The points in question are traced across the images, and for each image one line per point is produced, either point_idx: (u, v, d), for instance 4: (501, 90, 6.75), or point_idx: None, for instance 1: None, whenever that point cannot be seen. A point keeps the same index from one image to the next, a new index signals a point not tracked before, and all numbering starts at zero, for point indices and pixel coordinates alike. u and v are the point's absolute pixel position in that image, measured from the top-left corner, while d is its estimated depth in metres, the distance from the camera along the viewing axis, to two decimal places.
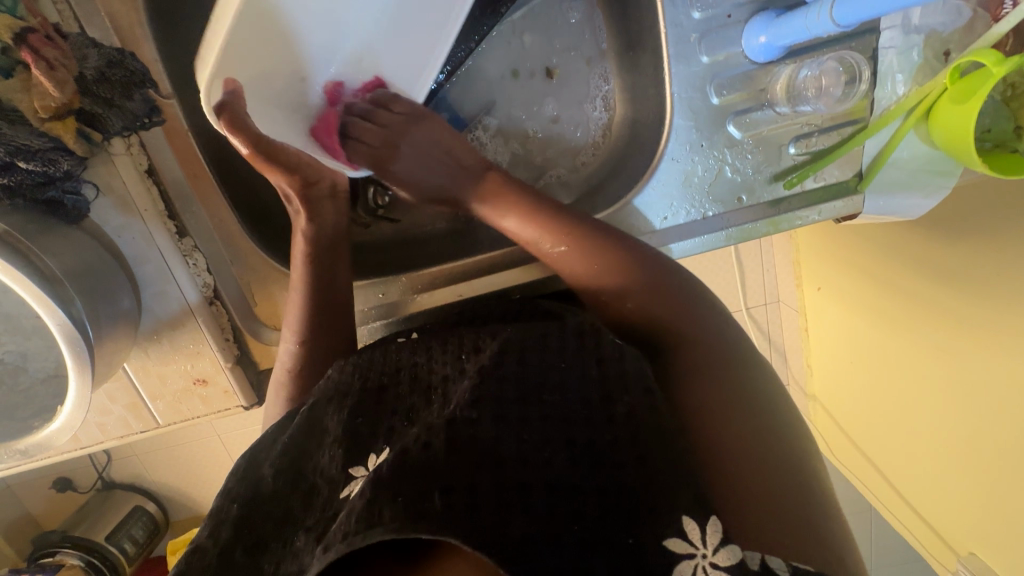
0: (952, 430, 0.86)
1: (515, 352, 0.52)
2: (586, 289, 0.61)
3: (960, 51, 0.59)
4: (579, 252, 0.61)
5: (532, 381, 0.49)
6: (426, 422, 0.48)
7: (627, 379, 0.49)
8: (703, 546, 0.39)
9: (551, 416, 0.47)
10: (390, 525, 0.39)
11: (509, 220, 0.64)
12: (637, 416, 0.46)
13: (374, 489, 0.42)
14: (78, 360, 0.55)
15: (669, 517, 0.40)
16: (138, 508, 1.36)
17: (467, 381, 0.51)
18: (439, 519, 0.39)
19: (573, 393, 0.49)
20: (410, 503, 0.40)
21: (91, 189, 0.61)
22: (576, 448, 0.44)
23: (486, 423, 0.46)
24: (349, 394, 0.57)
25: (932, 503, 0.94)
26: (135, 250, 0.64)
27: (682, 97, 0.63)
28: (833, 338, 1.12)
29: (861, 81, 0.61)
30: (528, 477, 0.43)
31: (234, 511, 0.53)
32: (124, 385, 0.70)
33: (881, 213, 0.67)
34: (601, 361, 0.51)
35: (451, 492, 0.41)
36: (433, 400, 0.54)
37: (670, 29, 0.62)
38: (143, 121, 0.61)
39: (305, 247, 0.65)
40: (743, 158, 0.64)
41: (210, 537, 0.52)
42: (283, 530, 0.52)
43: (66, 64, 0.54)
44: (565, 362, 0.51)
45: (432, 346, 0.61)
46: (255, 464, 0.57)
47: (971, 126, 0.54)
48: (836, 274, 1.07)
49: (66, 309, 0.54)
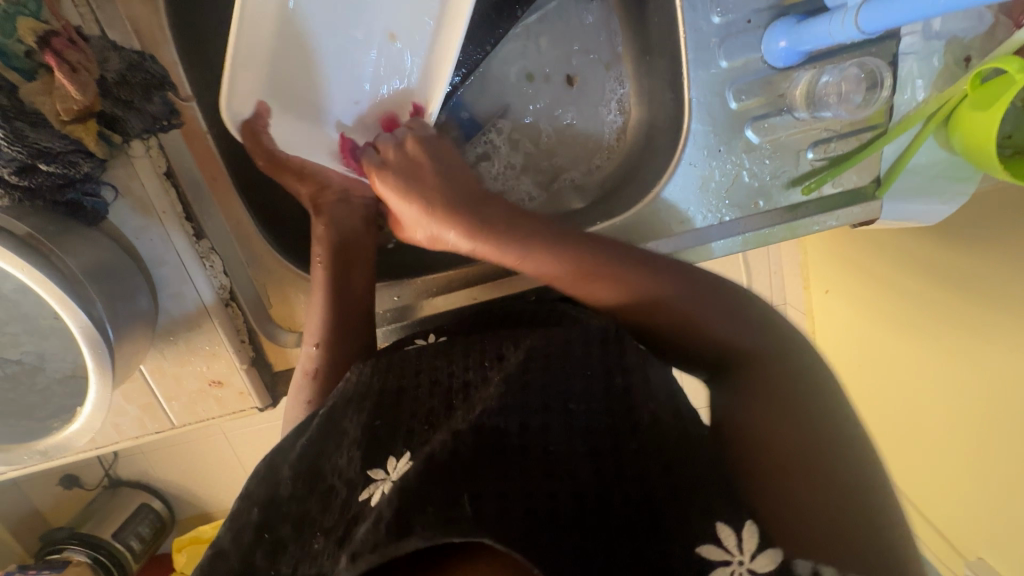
0: (960, 436, 0.86)
1: (540, 361, 0.52)
2: (625, 315, 0.58)
3: (981, 57, 0.59)
4: (639, 294, 0.57)
5: (555, 389, 0.49)
6: (452, 427, 0.48)
7: (649, 385, 0.52)
8: (739, 553, 0.40)
9: (577, 425, 0.47)
10: (425, 534, 0.39)
11: (541, 260, 0.58)
12: (660, 423, 0.48)
13: (404, 496, 0.41)
14: (99, 362, 0.55)
15: (701, 528, 0.41)
16: (145, 506, 1.36)
17: (491, 387, 0.52)
18: (469, 527, 0.39)
19: (598, 404, 0.49)
20: (438, 508, 0.40)
21: (109, 191, 0.62)
22: (601, 456, 0.45)
23: (513, 430, 0.46)
24: (367, 397, 0.57)
25: (942, 509, 0.94)
26: (153, 252, 0.65)
27: (700, 102, 0.63)
28: (841, 342, 1.11)
29: (882, 87, 0.60)
30: (554, 486, 0.43)
31: (254, 516, 0.53)
32: (140, 385, 0.70)
33: (899, 219, 0.67)
34: (625, 372, 0.52)
35: (481, 497, 0.41)
36: (454, 404, 0.55)
37: (690, 33, 0.61)
38: (163, 124, 0.61)
39: (320, 248, 0.67)
40: (761, 163, 0.64)
41: (233, 542, 0.53)
42: (302, 532, 0.51)
43: (88, 67, 0.54)
44: (590, 370, 0.52)
45: (453, 352, 0.61)
46: (273, 466, 0.57)
47: (994, 133, 0.54)
48: (842, 276, 1.07)
49: (87, 310, 0.54)
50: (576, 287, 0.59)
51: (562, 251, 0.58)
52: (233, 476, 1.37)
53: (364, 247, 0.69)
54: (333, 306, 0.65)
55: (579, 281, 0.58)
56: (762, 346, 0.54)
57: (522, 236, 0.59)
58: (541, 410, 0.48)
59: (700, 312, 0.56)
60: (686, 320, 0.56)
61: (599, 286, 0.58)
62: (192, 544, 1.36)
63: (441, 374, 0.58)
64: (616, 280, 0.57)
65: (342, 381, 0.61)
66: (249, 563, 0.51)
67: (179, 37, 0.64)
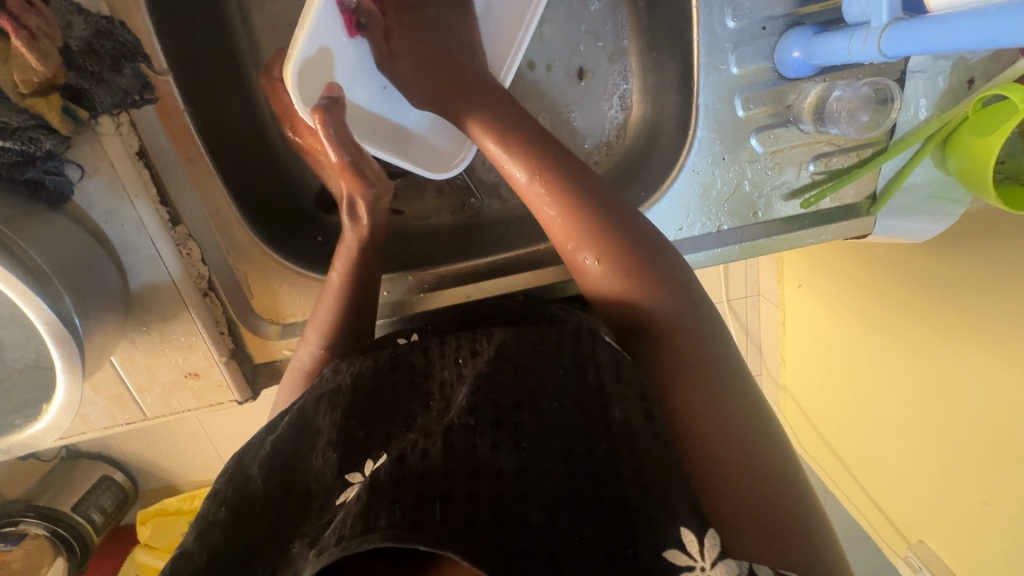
0: (919, 434, 0.90)
1: (512, 356, 0.51)
2: (570, 250, 0.55)
3: (983, 81, 0.59)
4: (575, 221, 0.55)
5: (528, 385, 0.48)
6: (424, 428, 0.47)
7: (623, 382, 0.48)
8: (702, 560, 0.37)
9: (551, 425, 0.45)
10: (386, 533, 0.38)
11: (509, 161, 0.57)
12: (633, 427, 0.45)
13: (370, 492, 0.41)
14: (68, 359, 0.51)
15: (667, 530, 0.39)
16: (106, 478, 1.31)
17: (465, 388, 0.50)
18: (430, 532, 0.38)
19: (571, 400, 0.47)
20: (403, 508, 0.39)
21: (75, 170, 0.56)
22: (576, 461, 0.43)
23: (483, 430, 0.44)
24: (341, 392, 0.55)
25: (888, 497, 1.00)
26: (125, 237, 0.60)
27: (707, 109, 0.62)
28: (808, 334, 1.18)
29: (892, 108, 0.58)
30: (528, 488, 0.41)
31: (223, 516, 0.51)
32: (110, 375, 0.66)
33: (889, 234, 0.68)
34: (597, 366, 0.49)
35: (449, 500, 0.40)
36: (431, 404, 0.52)
37: (704, 36, 0.60)
38: (134, 98, 0.56)
39: (342, 255, 0.64)
40: (762, 174, 0.63)
41: (198, 542, 0.50)
42: (278, 536, 0.48)
43: (49, 34, 0.49)
44: (563, 369, 0.49)
45: (430, 344, 0.58)
46: (243, 465, 0.54)
47: (993, 156, 0.55)
48: (814, 273, 1.14)
49: (53, 305, 0.50)
50: (530, 195, 0.56)
51: (532, 158, 0.56)
52: (201, 450, 1.33)
53: (378, 248, 0.65)
54: (341, 302, 0.62)
55: (529, 190, 0.56)
56: (693, 329, 0.51)
57: (501, 120, 0.58)
58: (514, 410, 0.46)
59: (613, 257, 0.53)
60: (611, 266, 0.53)
61: (548, 203, 0.56)
62: (157, 517, 1.33)
63: (419, 372, 0.56)
64: (567, 205, 0.55)
65: (318, 379, 0.59)
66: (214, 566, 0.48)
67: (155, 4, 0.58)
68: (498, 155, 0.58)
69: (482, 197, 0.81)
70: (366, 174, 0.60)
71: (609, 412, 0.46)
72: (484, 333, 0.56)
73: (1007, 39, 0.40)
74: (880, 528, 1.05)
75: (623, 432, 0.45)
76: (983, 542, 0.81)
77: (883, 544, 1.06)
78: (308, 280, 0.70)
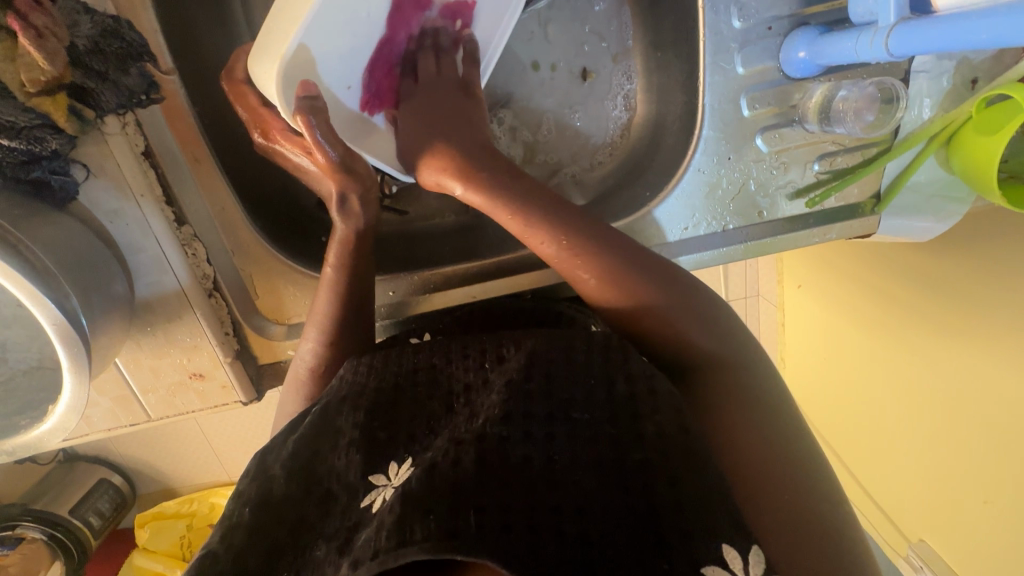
0: (918, 435, 0.91)
1: (542, 365, 0.51)
2: (610, 308, 0.56)
3: (987, 81, 0.60)
4: (613, 278, 0.55)
5: (559, 395, 0.49)
6: (453, 436, 0.47)
7: (657, 397, 0.49)
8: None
9: (581, 436, 0.46)
10: (425, 545, 0.38)
11: (531, 233, 0.56)
12: (666, 436, 0.46)
13: (403, 505, 0.41)
14: (74, 360, 0.51)
15: (709, 547, 0.40)
16: (105, 481, 1.31)
17: (494, 394, 0.50)
18: (471, 543, 0.38)
19: (601, 410, 0.48)
20: (440, 519, 0.39)
21: (80, 170, 0.56)
22: (607, 471, 0.44)
23: (517, 439, 0.45)
24: (363, 395, 0.54)
25: (887, 495, 1.01)
26: (129, 238, 0.60)
27: (713, 108, 0.62)
28: (807, 333, 1.18)
29: (898, 104, 0.59)
30: (557, 499, 0.42)
31: (245, 517, 0.49)
32: (114, 377, 0.66)
33: (894, 234, 0.68)
34: (628, 377, 0.50)
35: (484, 510, 0.40)
36: (455, 408, 0.53)
37: (709, 36, 0.60)
38: (141, 97, 0.56)
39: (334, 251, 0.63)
40: (768, 173, 0.64)
41: (224, 545, 0.48)
42: (298, 539, 0.48)
43: (56, 33, 0.49)
44: (591, 377, 0.51)
45: (451, 348, 0.58)
46: (265, 465, 0.53)
47: (996, 156, 0.55)
48: (814, 273, 1.14)
49: (60, 304, 0.50)
50: (561, 265, 0.56)
51: (561, 227, 0.56)
52: (201, 453, 1.33)
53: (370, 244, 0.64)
54: (342, 298, 0.62)
55: (559, 261, 0.56)
56: (724, 353, 0.54)
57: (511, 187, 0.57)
58: (545, 420, 0.47)
59: (649, 319, 0.54)
60: (658, 315, 0.54)
61: (581, 266, 0.55)
62: (156, 521, 1.32)
63: (439, 375, 0.55)
64: (600, 266, 0.55)
65: (334, 382, 0.58)
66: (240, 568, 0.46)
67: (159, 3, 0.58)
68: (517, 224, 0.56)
69: None
70: (360, 175, 0.59)
71: (643, 423, 0.47)
72: (509, 339, 0.57)
73: (1012, 39, 0.40)
74: (878, 525, 1.06)
75: (660, 443, 0.45)
76: (979, 542, 0.82)
77: (885, 546, 1.06)
78: (312, 280, 0.70)
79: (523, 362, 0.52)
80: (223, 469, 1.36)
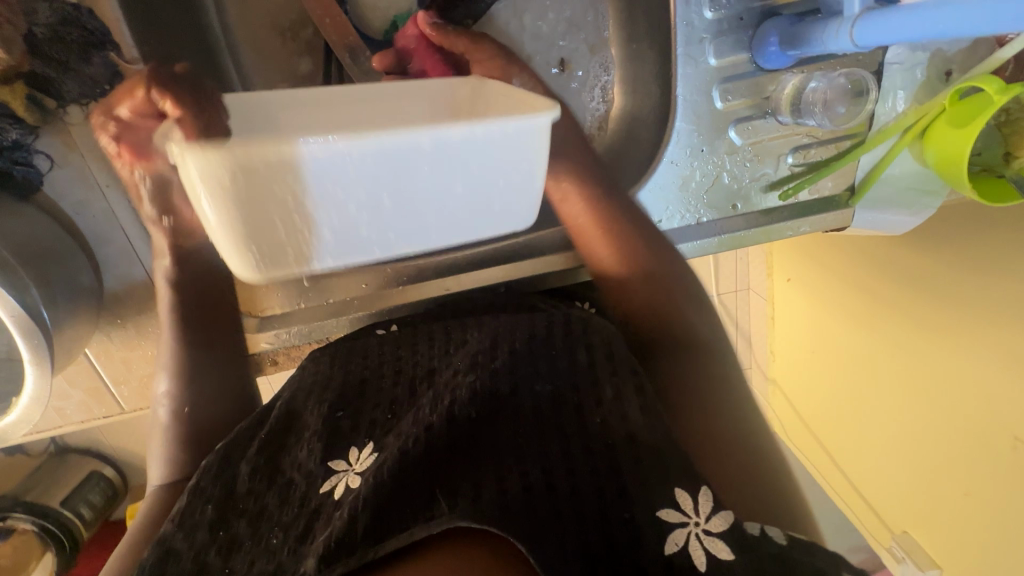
0: (902, 416, 0.90)
1: (504, 348, 0.55)
2: (655, 326, 0.59)
3: (961, 71, 0.59)
4: (659, 292, 0.61)
5: (523, 372, 0.52)
6: (419, 420, 0.48)
7: (613, 362, 0.51)
8: (697, 515, 0.39)
9: (544, 403, 0.48)
10: (401, 535, 0.39)
11: (606, 239, 0.63)
12: (623, 399, 0.47)
13: (375, 497, 0.41)
14: (36, 353, 0.51)
15: (663, 490, 0.41)
16: (95, 474, 1.29)
17: (461, 377, 0.52)
18: (445, 515, 0.38)
19: (563, 380, 0.50)
20: (414, 509, 0.40)
21: (44, 160, 0.55)
22: (568, 435, 0.45)
23: (477, 421, 0.47)
24: (329, 389, 0.56)
25: (877, 489, 1.01)
26: (96, 229, 0.60)
27: (685, 100, 0.61)
28: (794, 323, 1.19)
29: (867, 97, 0.60)
30: (526, 469, 0.42)
31: (209, 514, 0.47)
32: (85, 368, 0.66)
33: (870, 227, 0.69)
34: (588, 348, 0.53)
35: (454, 493, 0.40)
36: (418, 390, 0.54)
37: (681, 26, 0.59)
38: (103, 88, 0.55)
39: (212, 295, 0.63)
40: (741, 166, 0.63)
41: (187, 540, 0.45)
42: (257, 528, 0.45)
43: (13, 21, 0.48)
44: (554, 351, 0.54)
45: (417, 342, 0.60)
46: (229, 459, 0.51)
47: (968, 149, 0.55)
48: (801, 264, 1.14)
49: (21, 297, 0.49)
50: (589, 233, 0.64)
51: (620, 230, 0.63)
52: None
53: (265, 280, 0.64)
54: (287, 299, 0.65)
55: (591, 229, 0.64)
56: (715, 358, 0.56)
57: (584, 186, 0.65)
58: (509, 394, 0.49)
59: (658, 278, 0.62)
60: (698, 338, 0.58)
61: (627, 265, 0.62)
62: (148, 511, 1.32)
63: (405, 363, 0.57)
64: (646, 278, 0.62)
65: (297, 375, 0.60)
66: (201, 564, 0.43)
67: None
68: (594, 231, 0.64)
69: None
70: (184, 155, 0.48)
71: (603, 387, 0.49)
72: (472, 326, 0.60)
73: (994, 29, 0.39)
74: (869, 522, 1.05)
75: (615, 406, 0.47)
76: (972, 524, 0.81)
77: (871, 538, 1.06)
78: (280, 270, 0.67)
79: (489, 346, 0.55)
80: None
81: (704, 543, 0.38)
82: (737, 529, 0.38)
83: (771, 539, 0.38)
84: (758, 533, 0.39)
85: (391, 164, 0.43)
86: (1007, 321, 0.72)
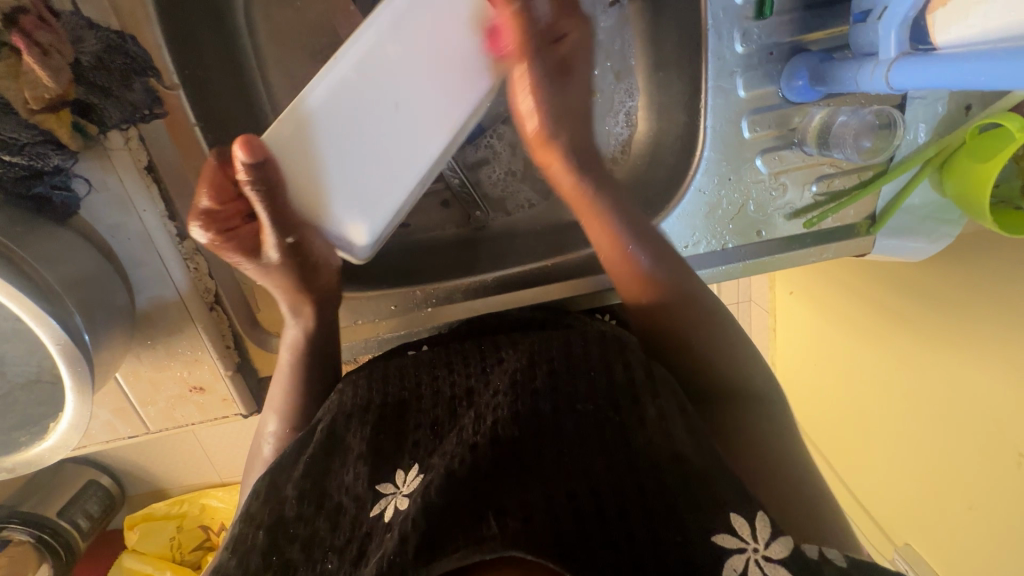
0: (909, 430, 0.92)
1: (544, 364, 0.53)
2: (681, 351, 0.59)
3: (981, 107, 0.61)
4: (689, 321, 0.59)
5: (564, 390, 0.51)
6: (463, 441, 0.48)
7: (654, 381, 0.52)
8: (755, 541, 0.40)
9: (586, 427, 0.48)
10: (454, 555, 0.39)
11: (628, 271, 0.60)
12: (666, 417, 0.49)
13: (426, 519, 0.41)
14: (78, 378, 0.51)
15: (714, 515, 0.42)
16: (93, 483, 1.25)
17: (499, 395, 0.51)
18: (497, 543, 0.40)
19: (602, 398, 0.50)
20: (466, 530, 0.41)
21: (82, 184, 0.56)
22: (613, 455, 0.46)
23: (526, 448, 0.47)
24: (370, 409, 0.54)
25: (880, 501, 1.02)
26: (130, 252, 0.60)
27: (714, 130, 0.63)
28: (798, 335, 1.20)
29: (896, 129, 0.60)
30: (575, 496, 0.43)
31: (260, 539, 0.47)
32: (113, 390, 0.66)
33: (888, 254, 0.70)
34: (627, 366, 0.53)
35: (504, 514, 0.41)
36: (460, 411, 0.53)
37: (713, 61, 0.62)
38: (144, 112, 0.55)
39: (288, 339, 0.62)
40: (767, 194, 0.65)
41: (239, 567, 0.47)
42: (311, 553, 0.46)
43: (61, 50, 0.49)
44: (592, 368, 0.53)
45: (452, 357, 0.58)
46: (275, 484, 0.51)
47: (988, 183, 0.57)
48: (806, 279, 1.15)
49: (65, 324, 0.49)
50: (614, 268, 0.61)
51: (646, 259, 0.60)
52: (193, 458, 1.30)
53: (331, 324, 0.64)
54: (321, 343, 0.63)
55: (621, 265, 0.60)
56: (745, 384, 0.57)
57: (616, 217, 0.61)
58: (552, 415, 0.49)
59: (686, 305, 0.59)
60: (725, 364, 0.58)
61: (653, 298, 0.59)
62: (145, 522, 1.30)
63: (444, 380, 0.56)
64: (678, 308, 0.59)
65: (331, 397, 0.56)
66: None
67: (168, 32, 0.61)
68: (621, 263, 0.60)
69: (487, 211, 0.79)
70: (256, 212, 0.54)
71: (644, 407, 0.49)
72: (506, 342, 0.59)
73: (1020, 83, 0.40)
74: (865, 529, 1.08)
75: (660, 425, 0.48)
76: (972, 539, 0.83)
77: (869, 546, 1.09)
78: None
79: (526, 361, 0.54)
80: (214, 473, 1.34)
81: (765, 568, 0.39)
82: (798, 554, 0.39)
83: (831, 562, 0.39)
84: (818, 557, 0.39)
85: (351, 93, 0.54)
86: (1008, 348, 0.74)
